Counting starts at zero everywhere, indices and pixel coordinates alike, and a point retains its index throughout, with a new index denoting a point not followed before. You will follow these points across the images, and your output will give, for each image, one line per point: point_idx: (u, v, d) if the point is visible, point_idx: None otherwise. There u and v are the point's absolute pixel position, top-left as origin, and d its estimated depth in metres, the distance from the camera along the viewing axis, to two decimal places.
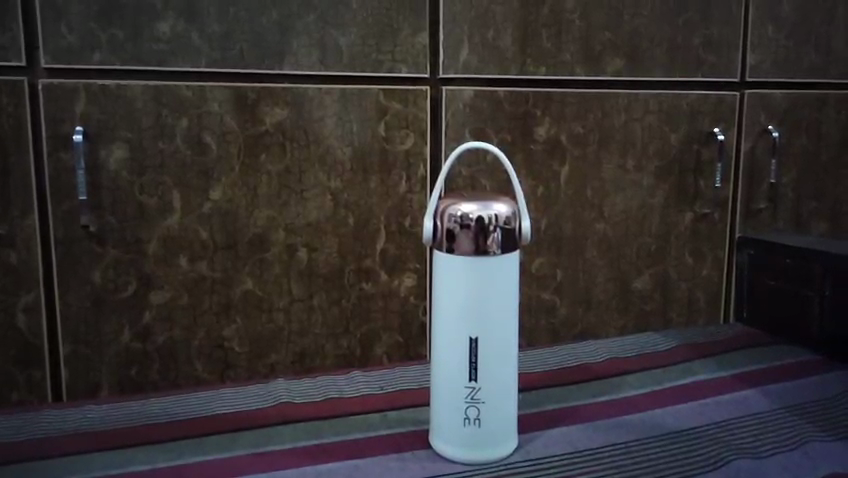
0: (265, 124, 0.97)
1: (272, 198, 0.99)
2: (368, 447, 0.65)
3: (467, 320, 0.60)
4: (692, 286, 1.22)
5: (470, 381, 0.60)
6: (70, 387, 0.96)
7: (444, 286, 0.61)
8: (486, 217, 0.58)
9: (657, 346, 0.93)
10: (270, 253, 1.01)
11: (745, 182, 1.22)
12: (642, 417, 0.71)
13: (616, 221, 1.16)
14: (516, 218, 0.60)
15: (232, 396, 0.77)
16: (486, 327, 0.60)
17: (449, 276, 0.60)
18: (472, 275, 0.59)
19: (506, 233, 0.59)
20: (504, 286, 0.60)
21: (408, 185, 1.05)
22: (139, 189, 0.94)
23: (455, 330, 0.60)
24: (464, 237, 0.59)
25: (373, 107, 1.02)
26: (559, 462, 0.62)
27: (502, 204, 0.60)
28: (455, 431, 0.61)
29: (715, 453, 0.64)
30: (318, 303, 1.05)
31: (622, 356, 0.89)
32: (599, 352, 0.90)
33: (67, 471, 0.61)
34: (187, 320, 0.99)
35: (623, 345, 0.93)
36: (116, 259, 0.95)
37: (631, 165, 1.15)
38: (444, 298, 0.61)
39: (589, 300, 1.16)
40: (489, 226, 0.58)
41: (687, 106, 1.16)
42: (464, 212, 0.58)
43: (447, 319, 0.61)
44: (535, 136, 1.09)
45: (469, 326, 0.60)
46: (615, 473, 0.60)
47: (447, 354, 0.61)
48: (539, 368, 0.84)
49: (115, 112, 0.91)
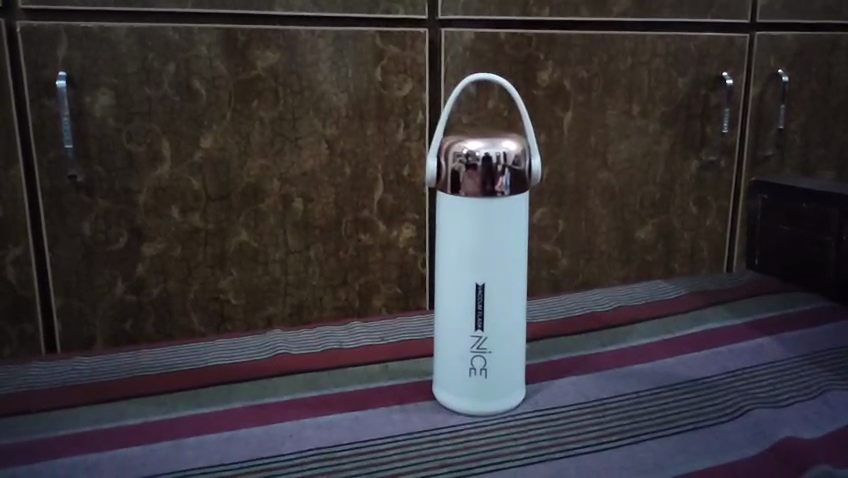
0: (257, 69, 0.93)
1: (266, 147, 0.96)
2: (370, 398, 0.63)
3: (473, 266, 0.57)
4: (696, 236, 1.20)
5: (476, 330, 0.57)
6: (64, 341, 0.95)
7: (449, 230, 0.57)
8: (493, 155, 0.54)
9: (667, 292, 0.90)
10: (265, 204, 0.98)
11: (752, 129, 1.18)
12: (653, 367, 0.69)
13: (620, 170, 1.13)
14: (526, 157, 0.56)
15: (226, 347, 0.74)
16: (493, 274, 0.57)
17: (454, 219, 0.56)
18: (478, 217, 0.56)
19: (515, 173, 0.55)
20: (512, 229, 0.56)
21: (406, 133, 1.02)
22: (127, 136, 0.90)
23: (460, 276, 0.57)
24: (470, 178, 0.55)
25: (370, 51, 0.97)
26: (569, 413, 0.60)
27: (511, 141, 0.56)
28: (460, 382, 0.59)
29: (732, 403, 0.62)
30: (315, 255, 1.02)
31: (629, 304, 0.86)
32: (606, 300, 0.87)
33: (54, 426, 0.58)
34: (182, 273, 0.97)
35: (631, 292, 0.91)
36: (106, 210, 0.92)
37: (636, 111, 1.11)
38: (448, 243, 0.58)
39: (591, 251, 1.14)
40: (497, 166, 0.54)
41: (695, 50, 1.12)
42: (470, 150, 0.54)
43: (452, 265, 0.57)
44: (537, 81, 1.05)
45: (475, 272, 0.56)
46: (628, 425, 0.58)
47: (451, 302, 0.58)
48: (544, 319, 0.82)
49: (99, 56, 0.87)
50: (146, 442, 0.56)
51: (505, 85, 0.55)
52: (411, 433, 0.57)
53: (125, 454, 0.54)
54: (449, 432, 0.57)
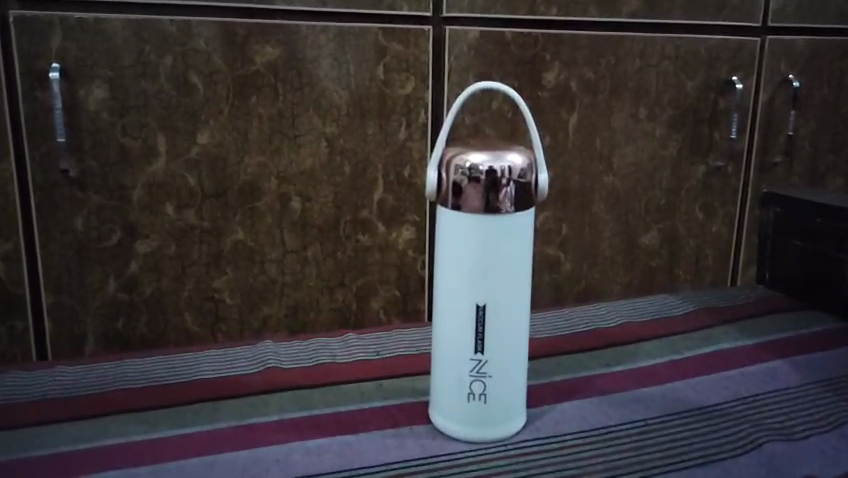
0: (256, 64, 0.91)
1: (263, 144, 0.94)
2: (367, 422, 0.62)
3: (474, 286, 0.56)
4: (701, 243, 1.18)
5: (476, 354, 0.56)
6: (55, 339, 0.93)
7: (450, 247, 0.56)
8: (497, 169, 0.53)
9: (671, 310, 0.89)
10: (262, 203, 0.96)
11: (761, 135, 1.16)
12: (658, 391, 0.68)
13: (625, 174, 1.10)
14: (532, 171, 0.55)
15: (220, 359, 0.73)
16: (493, 295, 0.56)
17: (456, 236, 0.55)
18: (481, 236, 0.55)
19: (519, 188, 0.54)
20: (516, 249, 0.55)
21: (407, 133, 1.00)
22: (122, 131, 0.88)
23: (461, 296, 0.56)
24: (473, 191, 0.54)
25: (372, 48, 0.95)
26: (576, 442, 0.59)
27: (516, 154, 0.54)
28: (459, 407, 0.58)
29: (745, 435, 0.60)
30: (313, 255, 1.00)
31: (634, 321, 0.85)
32: (610, 315, 0.86)
33: (34, 444, 0.58)
34: (176, 271, 0.95)
35: (636, 307, 0.89)
36: (99, 206, 0.90)
37: (643, 114, 1.09)
38: (449, 261, 0.57)
39: (594, 257, 1.12)
40: (501, 180, 0.53)
41: (705, 53, 1.09)
42: (473, 164, 0.53)
43: (452, 287, 0.57)
44: (543, 82, 1.02)
45: (476, 292, 0.55)
46: (637, 456, 0.57)
47: (451, 322, 0.57)
48: (548, 333, 0.81)
49: (94, 48, 0.85)
50: (135, 464, 0.55)
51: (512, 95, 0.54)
52: (405, 461, 0.56)
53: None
54: (444, 461, 0.56)
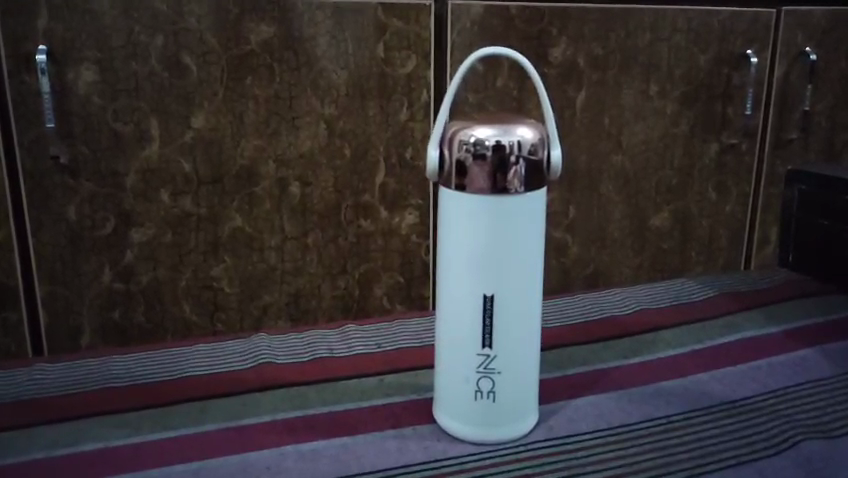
0: (251, 43, 0.87)
1: (260, 127, 0.90)
2: (364, 422, 0.50)
3: (480, 272, 0.45)
4: (713, 224, 1.15)
5: (483, 348, 0.46)
6: (50, 331, 0.90)
7: (453, 227, 0.46)
8: (506, 144, 0.43)
9: (705, 289, 0.72)
10: (260, 188, 0.93)
11: (777, 111, 1.12)
12: (685, 384, 0.55)
13: (635, 154, 1.07)
14: (543, 147, 0.44)
15: (206, 351, 0.59)
16: (503, 281, 0.45)
17: (458, 213, 0.45)
18: (488, 215, 0.44)
19: (531, 166, 0.44)
20: (530, 228, 0.45)
21: (409, 113, 0.96)
22: (113, 115, 0.85)
23: (464, 283, 0.46)
24: (479, 171, 0.43)
25: (371, 25, 0.91)
26: (618, 431, 0.49)
27: (526, 128, 0.44)
28: (462, 410, 0.47)
29: (820, 417, 0.51)
30: (313, 241, 0.97)
31: (654, 306, 0.69)
32: (626, 300, 0.70)
33: None
34: (173, 260, 0.92)
35: (654, 290, 0.73)
36: (92, 193, 0.87)
37: (654, 91, 1.05)
38: (451, 241, 0.46)
39: (603, 239, 1.09)
40: (511, 157, 0.43)
41: (718, 26, 1.05)
42: (478, 139, 0.43)
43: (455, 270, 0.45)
44: (550, 58, 0.99)
45: (484, 278, 0.45)
46: (695, 447, 0.47)
47: (453, 313, 0.46)
48: (556, 322, 0.65)
49: (81, 29, 0.81)
50: None
51: (520, 57, 0.42)
52: None
53: (97, 427, 0.48)
54: None
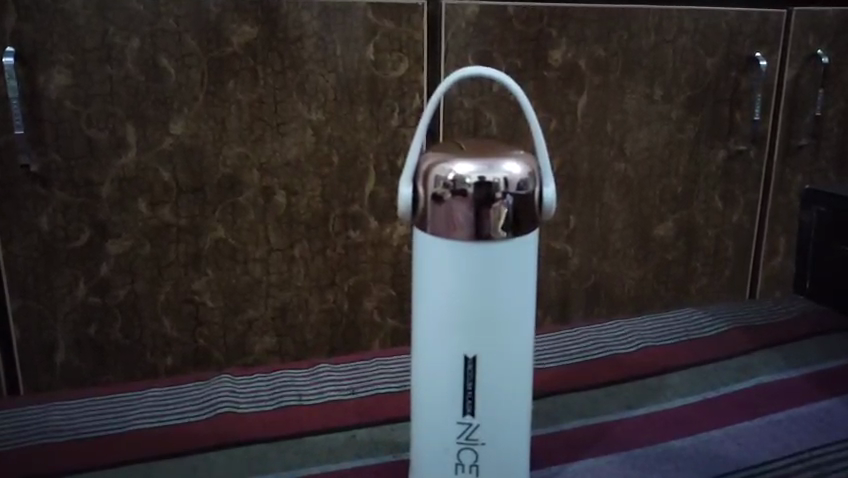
0: (233, 45, 0.83)
1: (243, 134, 0.86)
2: None
3: (461, 331, 0.37)
4: (720, 233, 1.10)
5: (465, 416, 0.38)
6: (22, 348, 0.86)
7: (426, 274, 0.38)
8: (491, 181, 0.35)
9: (722, 321, 0.66)
10: (243, 198, 0.88)
11: (786, 116, 1.07)
12: (694, 443, 0.48)
13: (639, 161, 1.02)
14: (535, 183, 0.37)
15: (161, 396, 0.52)
16: (487, 339, 0.37)
17: (436, 268, 0.37)
18: (470, 264, 0.37)
19: (521, 203, 0.36)
20: (517, 279, 0.38)
21: (400, 119, 0.91)
22: (87, 121, 0.80)
23: (443, 341, 0.38)
24: (462, 212, 0.36)
25: (361, 26, 0.86)
26: None
27: (515, 162, 0.37)
28: None
29: None
30: (300, 253, 0.93)
31: (660, 342, 0.62)
32: (629, 334, 0.63)
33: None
34: (151, 273, 0.88)
35: (660, 323, 0.66)
36: (65, 204, 0.82)
37: (658, 95, 1.00)
38: (422, 294, 0.38)
39: (605, 250, 1.04)
40: (497, 195, 0.36)
41: (726, 27, 1.00)
42: (457, 176, 0.35)
43: (434, 326, 0.38)
44: (549, 61, 0.94)
45: (466, 336, 0.37)
46: None
47: (428, 377, 0.39)
48: (556, 362, 0.59)
49: (52, 30, 0.76)
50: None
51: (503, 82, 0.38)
52: None
53: None
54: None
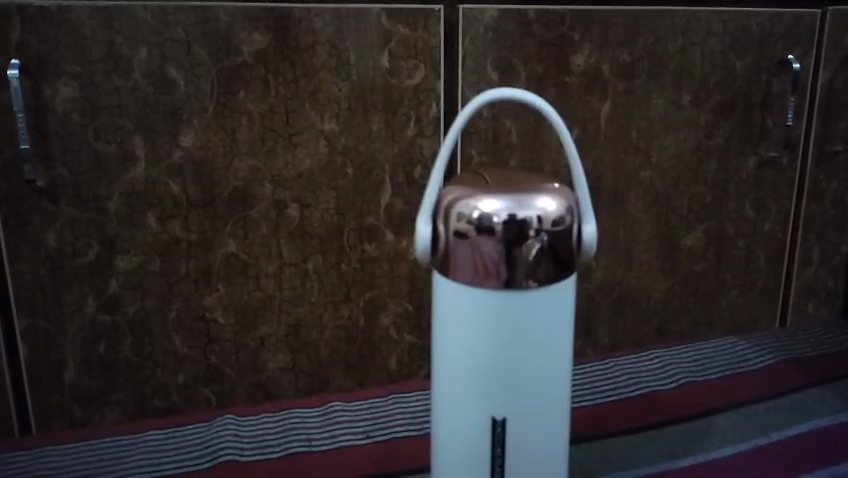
0: (243, 54, 0.80)
1: (254, 145, 0.83)
2: None
3: (487, 375, 0.43)
4: (751, 244, 1.06)
5: (494, 447, 0.44)
6: (30, 367, 0.83)
7: (453, 323, 0.43)
8: (520, 218, 0.41)
9: (740, 366, 0.76)
10: (255, 211, 0.85)
11: (820, 121, 1.03)
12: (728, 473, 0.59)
13: (665, 169, 0.98)
14: (570, 216, 0.42)
15: (163, 437, 0.66)
16: (513, 382, 0.43)
17: (462, 321, 0.42)
18: (494, 319, 0.42)
19: (554, 239, 0.42)
20: (540, 325, 0.42)
21: (417, 129, 0.88)
22: (94, 134, 0.78)
23: (472, 386, 0.43)
24: (490, 249, 0.41)
25: (376, 32, 0.83)
26: None
27: (542, 197, 0.42)
28: None
29: None
30: (313, 268, 0.90)
31: (689, 384, 0.72)
32: (661, 372, 0.74)
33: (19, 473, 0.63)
34: (162, 289, 0.85)
35: (692, 365, 0.75)
36: (72, 218, 0.80)
37: (686, 100, 0.96)
38: (446, 358, 0.44)
39: (630, 261, 1.00)
40: (529, 233, 0.41)
41: (756, 29, 0.96)
42: (484, 213, 0.41)
43: (461, 368, 0.43)
44: (571, 67, 0.90)
45: (492, 380, 0.43)
46: None
47: (456, 422, 0.45)
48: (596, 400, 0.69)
49: (58, 41, 0.74)
50: None
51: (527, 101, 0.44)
52: None
53: None
54: None
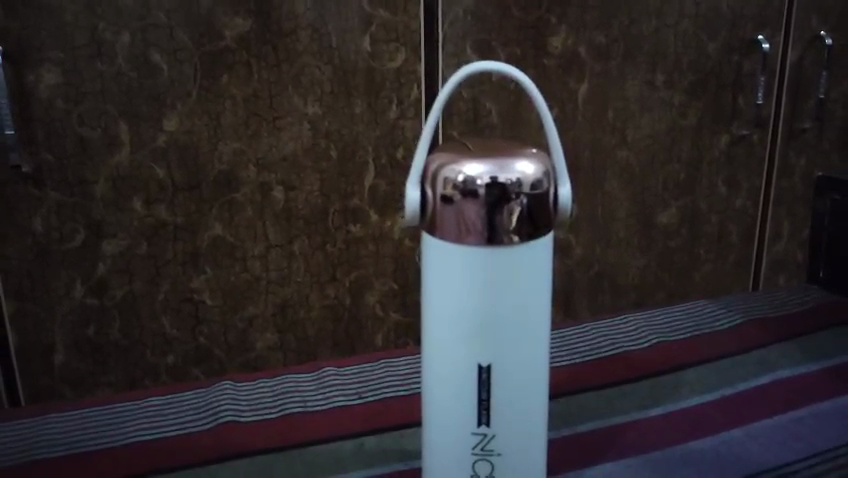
0: (225, 38, 0.81)
1: (239, 129, 0.84)
2: None
3: (473, 340, 0.36)
4: (723, 220, 1.09)
5: (480, 427, 0.37)
6: (20, 352, 0.84)
7: (434, 278, 0.37)
8: (505, 183, 0.35)
9: (713, 322, 0.70)
10: (241, 194, 0.87)
11: (789, 100, 1.06)
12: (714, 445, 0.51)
13: (641, 148, 1.00)
14: (550, 182, 0.36)
15: (161, 407, 0.54)
16: (501, 347, 0.36)
17: (443, 274, 0.36)
18: (478, 273, 0.35)
19: (536, 203, 0.36)
20: (530, 282, 0.36)
21: (399, 111, 0.90)
22: (78, 119, 0.78)
23: (454, 351, 0.37)
24: (474, 217, 0.35)
25: (356, 16, 0.85)
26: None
27: (524, 164, 0.36)
28: None
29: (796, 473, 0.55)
30: (300, 249, 0.91)
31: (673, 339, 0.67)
32: (641, 331, 0.67)
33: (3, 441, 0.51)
34: (150, 272, 0.86)
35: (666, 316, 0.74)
36: (59, 203, 0.80)
37: (660, 81, 0.99)
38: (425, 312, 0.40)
39: (608, 239, 1.03)
40: (512, 198, 0.35)
41: (727, 10, 0.99)
42: (468, 177, 0.35)
43: (442, 331, 0.37)
44: (549, 48, 0.92)
45: (478, 344, 0.36)
46: None
47: (436, 392, 0.39)
48: (567, 361, 0.63)
49: (40, 27, 0.74)
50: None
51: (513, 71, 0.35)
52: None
53: None
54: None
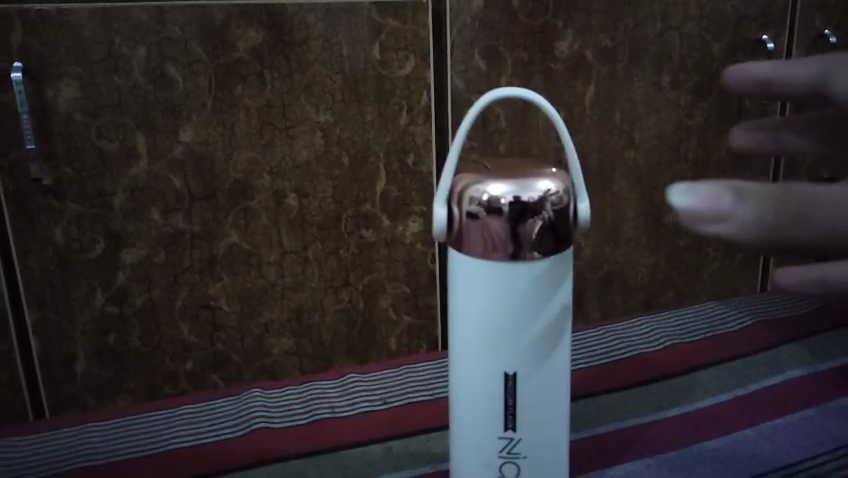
0: (239, 50, 0.83)
1: (253, 138, 0.86)
2: None
3: (498, 348, 0.38)
4: None
5: (506, 431, 0.39)
6: (42, 360, 0.86)
7: (460, 290, 0.39)
8: (527, 200, 0.36)
9: (724, 323, 0.71)
10: (255, 202, 0.88)
11: None
12: (728, 445, 0.52)
13: (648, 149, 1.02)
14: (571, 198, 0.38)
15: (194, 416, 0.56)
16: (526, 355, 0.38)
17: (469, 287, 0.38)
18: (502, 286, 0.37)
19: (560, 218, 0.37)
20: (552, 293, 0.38)
21: (409, 117, 0.91)
22: (97, 132, 0.80)
23: (480, 359, 0.39)
24: (499, 231, 0.36)
25: (366, 25, 0.86)
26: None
27: (546, 181, 0.37)
28: None
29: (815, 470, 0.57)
30: (314, 255, 0.93)
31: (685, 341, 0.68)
32: (655, 333, 0.69)
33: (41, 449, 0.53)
34: (168, 280, 0.88)
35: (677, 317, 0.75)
36: (79, 214, 0.82)
37: (666, 83, 1.00)
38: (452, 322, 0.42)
39: (617, 239, 1.04)
40: (537, 213, 0.36)
41: (731, 11, 1.00)
42: (492, 196, 0.36)
43: (469, 340, 0.39)
44: (556, 53, 0.94)
45: (503, 353, 0.38)
46: None
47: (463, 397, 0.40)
48: (583, 364, 0.64)
49: (59, 43, 0.76)
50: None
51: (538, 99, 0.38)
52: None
53: None
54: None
